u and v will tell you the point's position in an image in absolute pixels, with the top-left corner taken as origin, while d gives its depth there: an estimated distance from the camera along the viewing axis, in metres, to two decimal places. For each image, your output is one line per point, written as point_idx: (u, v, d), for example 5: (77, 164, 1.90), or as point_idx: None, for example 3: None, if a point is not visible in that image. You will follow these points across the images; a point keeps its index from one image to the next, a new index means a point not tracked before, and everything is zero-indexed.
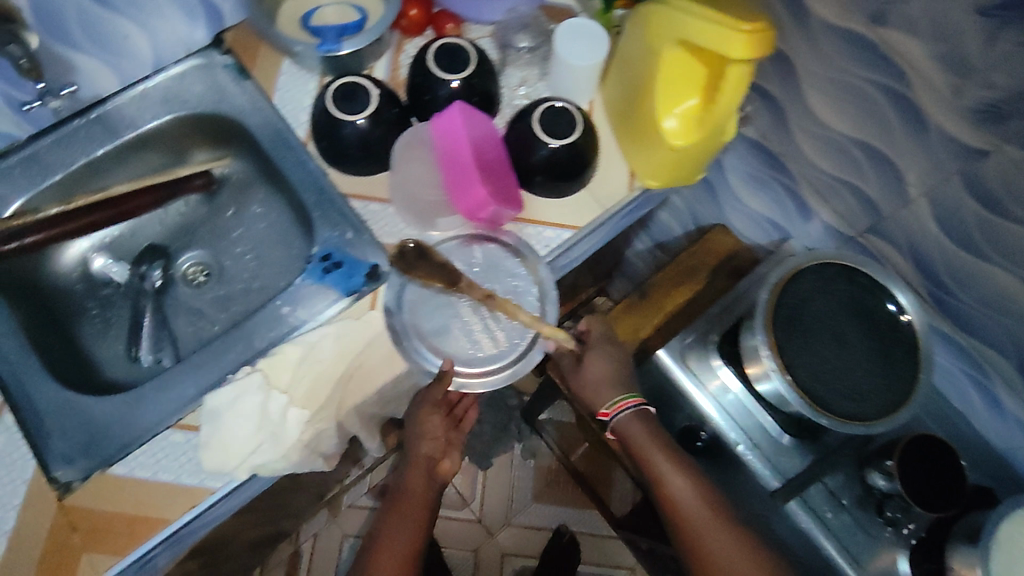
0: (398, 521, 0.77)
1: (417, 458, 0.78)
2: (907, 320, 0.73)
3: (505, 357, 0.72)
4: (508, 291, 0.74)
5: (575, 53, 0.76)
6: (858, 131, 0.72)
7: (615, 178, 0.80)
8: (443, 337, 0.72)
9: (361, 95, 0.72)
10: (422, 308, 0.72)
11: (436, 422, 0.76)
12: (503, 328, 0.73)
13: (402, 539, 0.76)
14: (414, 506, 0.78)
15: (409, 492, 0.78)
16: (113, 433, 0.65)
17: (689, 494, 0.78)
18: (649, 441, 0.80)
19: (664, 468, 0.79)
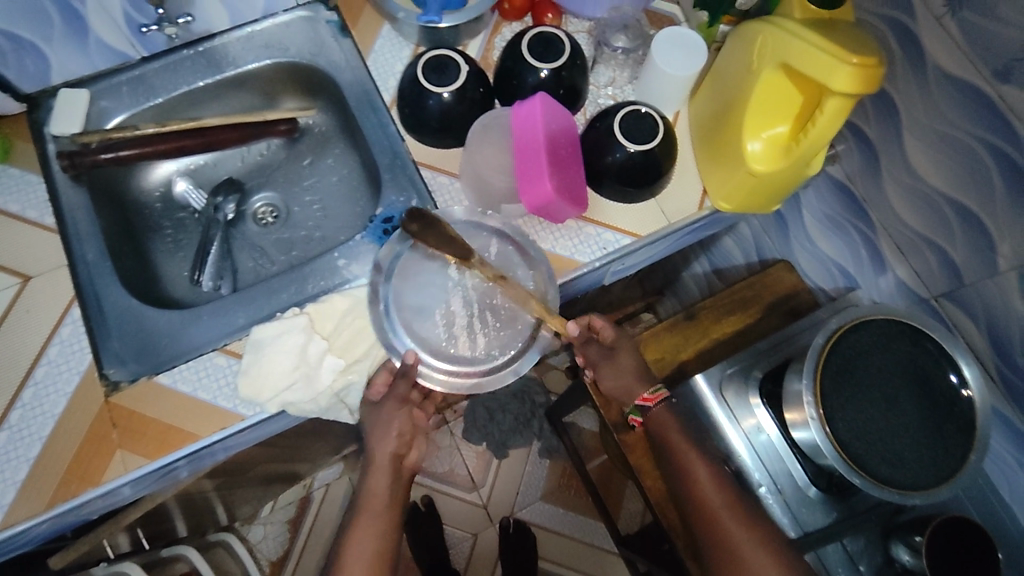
0: (365, 526, 0.72)
1: (379, 461, 0.72)
2: (967, 395, 0.69)
3: (477, 364, 0.69)
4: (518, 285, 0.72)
5: (672, 62, 0.75)
6: (955, 190, 0.69)
7: (686, 194, 0.78)
8: (428, 322, 0.70)
9: (452, 70, 0.74)
10: (413, 283, 0.71)
11: (403, 418, 0.72)
12: (489, 332, 0.70)
13: (369, 540, 0.72)
14: (379, 509, 0.73)
15: (369, 493, 0.73)
16: (166, 344, 0.69)
17: (713, 488, 0.76)
18: (678, 439, 0.79)
19: (688, 463, 0.77)
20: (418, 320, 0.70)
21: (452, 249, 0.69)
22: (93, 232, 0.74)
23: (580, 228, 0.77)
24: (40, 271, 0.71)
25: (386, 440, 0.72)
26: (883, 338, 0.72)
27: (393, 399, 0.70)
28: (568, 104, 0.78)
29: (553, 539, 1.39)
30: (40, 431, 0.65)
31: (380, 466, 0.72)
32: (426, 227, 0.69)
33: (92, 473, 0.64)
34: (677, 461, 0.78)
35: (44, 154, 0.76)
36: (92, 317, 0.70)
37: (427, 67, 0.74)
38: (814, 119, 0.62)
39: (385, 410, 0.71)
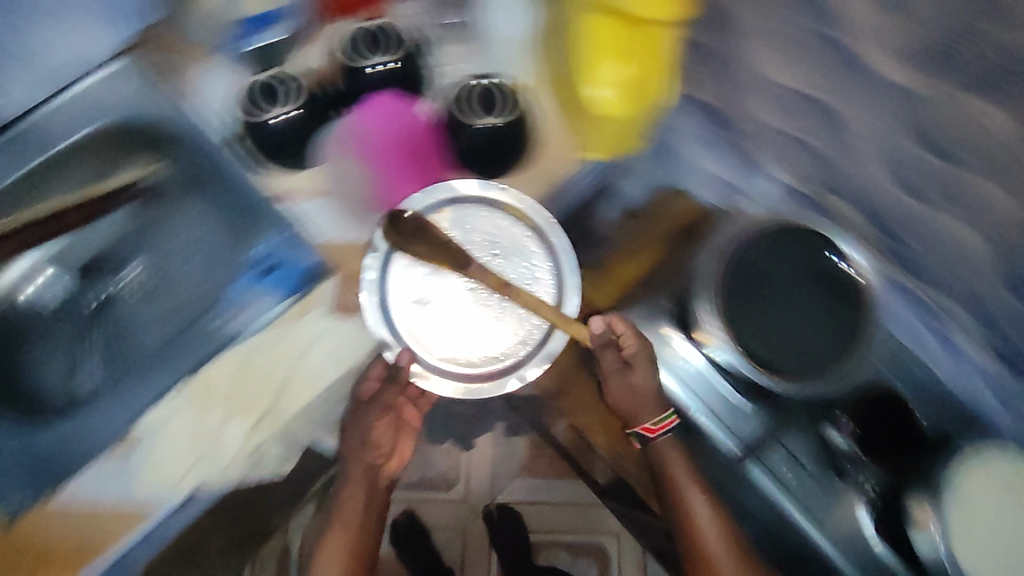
0: (341, 526, 0.84)
1: (357, 470, 0.83)
2: (852, 271, 0.76)
3: (481, 367, 0.75)
4: (523, 277, 0.77)
5: (506, 25, 0.77)
6: (802, 83, 0.69)
7: (555, 151, 0.78)
8: (430, 320, 0.75)
9: (287, 86, 0.71)
10: (405, 279, 0.75)
11: (384, 423, 0.81)
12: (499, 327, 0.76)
13: (348, 535, 0.84)
14: (352, 513, 0.84)
15: (347, 493, 0.83)
16: (63, 460, 0.71)
17: (705, 505, 0.82)
18: (679, 459, 0.83)
19: (683, 480, 0.82)
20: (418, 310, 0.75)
21: (447, 256, 0.74)
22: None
23: (456, 215, 0.77)
24: None
25: (360, 449, 0.82)
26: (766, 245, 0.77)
27: (384, 400, 0.77)
28: (408, 93, 0.75)
29: (538, 510, 1.40)
30: None
31: (356, 471, 0.83)
32: (412, 234, 0.73)
33: None
34: (672, 480, 0.82)
35: None
36: None
37: (261, 92, 0.72)
38: (645, 50, 0.68)
39: (368, 413, 0.79)
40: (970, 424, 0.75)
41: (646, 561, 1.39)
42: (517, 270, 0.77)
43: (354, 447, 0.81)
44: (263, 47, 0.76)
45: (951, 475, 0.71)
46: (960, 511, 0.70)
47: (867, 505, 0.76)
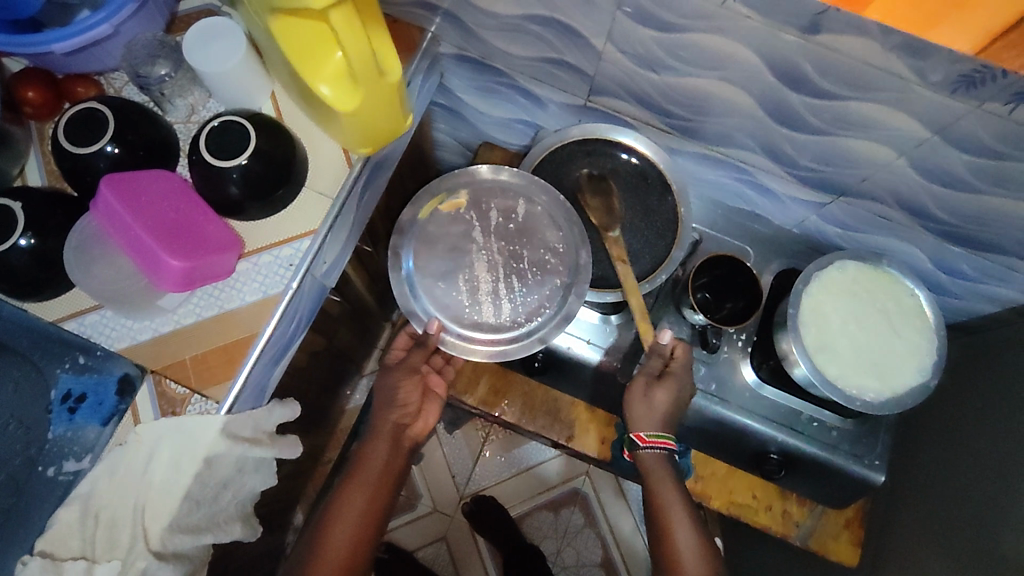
0: (359, 489, 0.79)
1: (384, 427, 0.83)
2: (639, 160, 0.80)
3: (507, 331, 0.75)
4: (542, 247, 0.79)
5: (209, 62, 0.66)
6: (523, 9, 0.67)
7: (329, 160, 0.72)
8: (453, 286, 0.77)
9: (16, 211, 0.62)
10: (428, 251, 0.78)
11: (411, 386, 0.85)
12: (515, 297, 0.77)
13: (359, 509, 0.78)
14: (371, 476, 0.81)
15: (364, 466, 0.80)
16: None
17: (678, 502, 0.74)
18: (663, 464, 0.76)
19: (659, 479, 0.75)
20: (443, 288, 0.77)
21: (602, 216, 0.78)
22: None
23: (257, 265, 0.69)
24: None
25: (389, 408, 0.84)
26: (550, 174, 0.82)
27: (406, 364, 0.83)
28: (153, 163, 0.67)
29: (508, 485, 1.39)
30: None
31: (382, 427, 0.83)
32: (595, 190, 0.79)
33: None
34: (652, 479, 0.76)
35: None
36: None
37: None
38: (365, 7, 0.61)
39: (396, 375, 0.85)
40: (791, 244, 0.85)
41: (621, 482, 1.40)
42: (530, 244, 0.79)
43: (386, 404, 0.84)
44: None
45: (806, 306, 0.74)
46: (820, 335, 0.73)
47: (749, 357, 0.81)
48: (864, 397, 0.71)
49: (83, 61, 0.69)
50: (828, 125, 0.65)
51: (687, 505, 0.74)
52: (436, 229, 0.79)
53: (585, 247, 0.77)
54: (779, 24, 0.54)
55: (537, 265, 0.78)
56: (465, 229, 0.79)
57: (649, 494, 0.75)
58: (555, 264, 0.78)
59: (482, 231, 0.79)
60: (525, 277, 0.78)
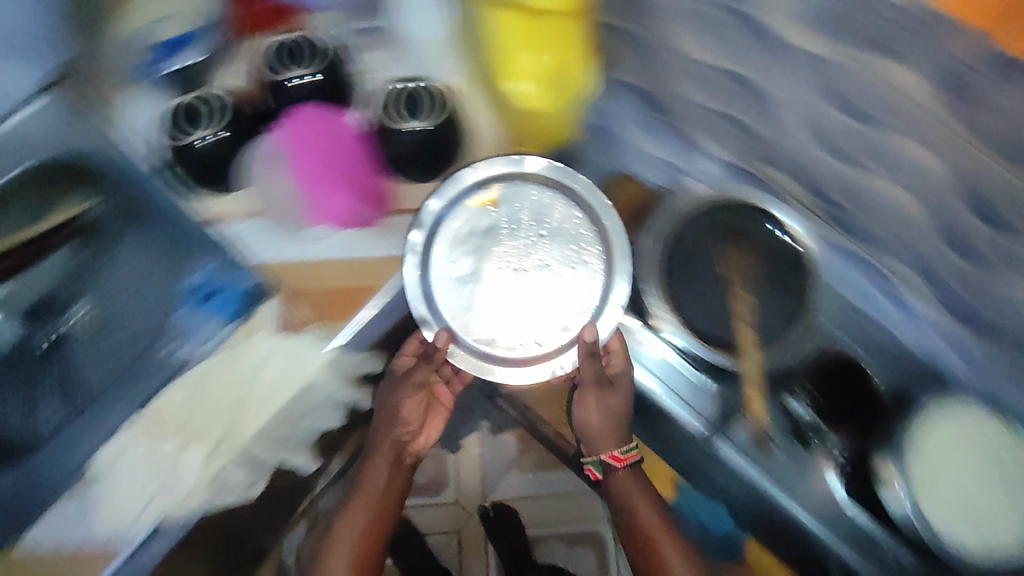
0: (360, 502, 0.84)
1: (384, 443, 0.83)
2: (782, 236, 0.81)
3: (533, 351, 0.75)
4: (570, 258, 0.76)
5: (417, 30, 0.77)
6: (724, 61, 0.68)
7: (488, 149, 0.79)
8: (470, 293, 0.75)
9: (205, 110, 0.72)
10: (455, 244, 0.75)
11: (416, 396, 0.82)
12: (540, 311, 0.75)
13: (363, 521, 0.84)
14: (373, 492, 0.84)
15: (366, 484, 0.84)
16: (39, 495, 0.73)
17: (659, 526, 0.86)
18: (630, 477, 0.87)
19: (638, 508, 0.86)
20: (465, 293, 0.75)
21: (744, 271, 0.82)
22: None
23: (394, 228, 0.77)
24: None
25: (390, 427, 0.83)
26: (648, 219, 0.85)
27: (411, 381, 0.80)
28: (337, 103, 0.75)
29: (534, 502, 1.38)
30: None
31: (382, 442, 0.83)
32: (734, 248, 0.82)
33: None
34: (622, 491, 0.87)
35: None
36: None
37: (182, 116, 0.72)
38: (563, 39, 0.70)
39: (389, 399, 0.81)
40: (930, 374, 0.76)
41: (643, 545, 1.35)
42: (564, 254, 0.76)
43: (387, 423, 0.82)
44: (177, 69, 0.77)
45: (915, 428, 0.75)
46: (926, 459, 0.74)
47: (838, 471, 0.78)
48: (950, 531, 0.72)
49: None
50: (999, 260, 0.62)
51: (667, 530, 0.86)
52: (455, 223, 0.75)
53: (628, 264, 0.75)
54: (974, 143, 0.58)
55: (566, 278, 0.76)
56: (489, 229, 0.76)
57: (621, 510, 0.88)
58: (584, 276, 0.76)
59: (505, 233, 0.76)
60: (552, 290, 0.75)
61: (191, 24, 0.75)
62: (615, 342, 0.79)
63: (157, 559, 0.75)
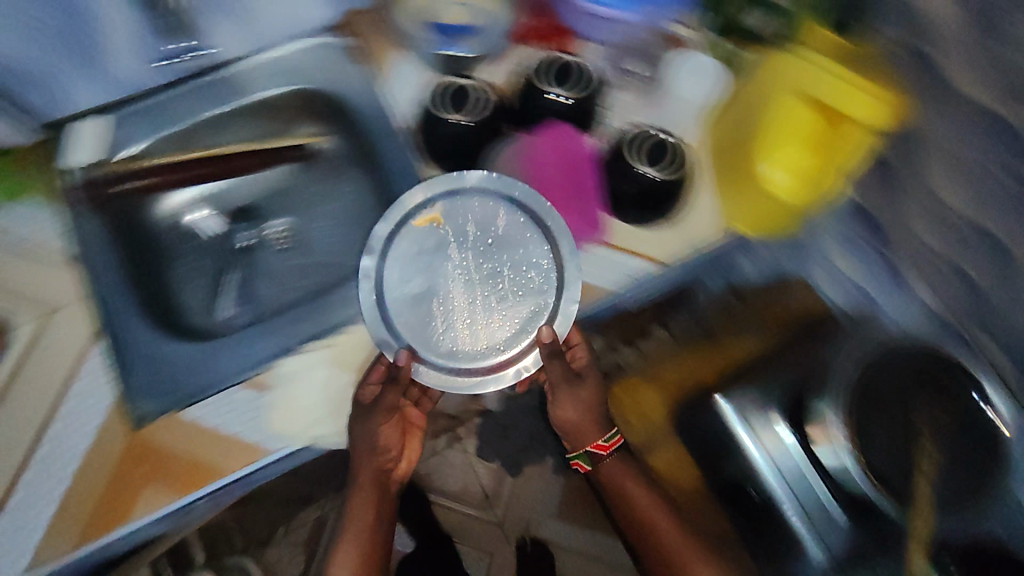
0: (360, 493, 0.84)
1: (362, 471, 0.83)
2: (985, 407, 0.76)
3: (491, 354, 0.72)
4: (519, 265, 0.74)
5: (685, 88, 0.80)
6: (976, 213, 0.67)
7: (705, 216, 0.78)
8: (415, 312, 0.73)
9: (470, 96, 0.77)
10: (410, 263, 0.74)
11: (379, 422, 0.78)
12: (498, 328, 0.73)
13: (364, 528, 0.84)
14: (367, 489, 0.84)
15: (363, 485, 0.84)
16: (193, 377, 0.74)
17: (669, 519, 0.82)
18: (621, 467, 0.83)
19: (634, 490, 0.83)
20: (441, 325, 0.73)
21: (931, 429, 0.77)
22: (120, 282, 0.77)
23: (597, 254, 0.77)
24: (62, 302, 0.75)
25: (369, 457, 0.82)
26: (761, 326, 0.85)
27: (384, 406, 0.75)
28: (579, 127, 0.79)
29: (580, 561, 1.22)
30: (64, 471, 0.69)
31: (365, 470, 0.82)
32: (930, 402, 0.77)
33: (121, 511, 0.68)
34: (616, 485, 0.84)
35: (59, 185, 0.78)
36: (116, 349, 0.73)
37: (449, 95, 0.77)
38: (843, 144, 0.70)
39: (370, 421, 0.76)
40: None
41: None
42: (512, 259, 0.74)
43: (367, 453, 0.81)
44: (455, 53, 0.82)
45: None
46: None
47: None
48: None
49: (577, 20, 0.82)
50: None
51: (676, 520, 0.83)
52: (405, 250, 0.74)
53: (575, 262, 0.73)
54: None
55: (517, 290, 0.73)
56: (438, 246, 0.74)
57: (626, 511, 0.84)
58: (542, 284, 0.74)
59: (458, 246, 0.74)
60: (506, 300, 0.73)
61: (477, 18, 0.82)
62: (576, 337, 0.77)
63: (264, 480, 0.75)
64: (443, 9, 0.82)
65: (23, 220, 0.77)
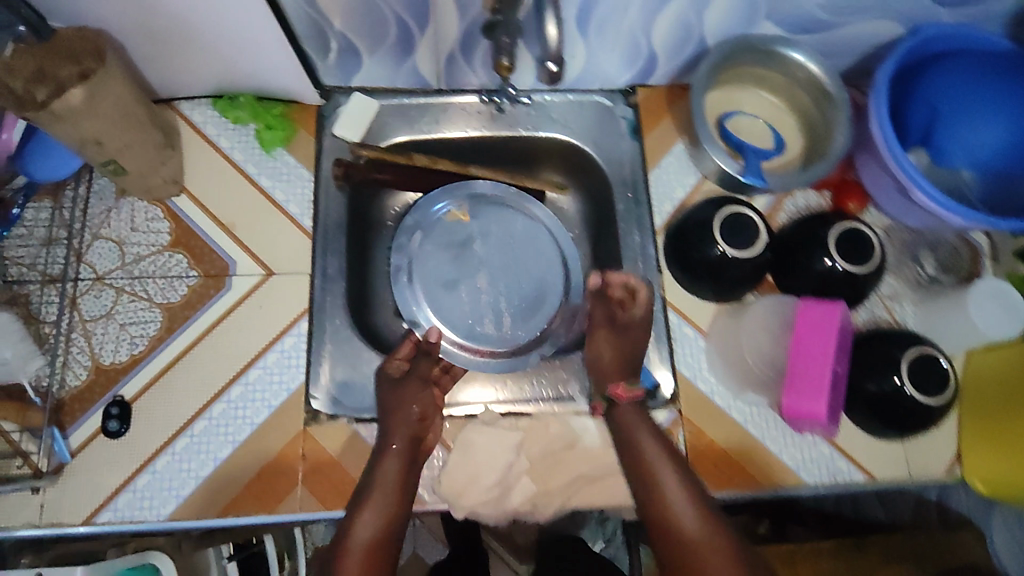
0: (380, 493, 0.63)
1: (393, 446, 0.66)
2: None
3: (511, 339, 0.79)
4: (485, 240, 0.83)
5: (989, 322, 0.71)
6: None
7: (939, 453, 0.73)
8: (443, 295, 0.80)
9: (751, 235, 0.72)
10: (432, 244, 0.82)
11: (425, 396, 0.71)
12: (514, 319, 0.81)
13: (377, 521, 0.63)
14: (388, 488, 0.64)
15: (379, 487, 0.64)
16: (368, 391, 0.73)
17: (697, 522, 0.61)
18: (623, 416, 0.69)
19: (652, 457, 0.65)
20: (439, 299, 0.80)
21: None
22: (339, 269, 0.76)
23: (816, 444, 0.72)
24: (283, 270, 0.75)
25: (408, 421, 0.68)
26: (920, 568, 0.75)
27: (416, 376, 0.71)
28: (850, 302, 0.74)
29: None
30: (236, 435, 0.70)
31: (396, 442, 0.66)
32: None
33: (273, 497, 0.69)
34: (628, 442, 0.67)
35: (319, 149, 0.78)
36: (315, 336, 0.74)
37: (725, 221, 0.73)
38: None
39: (407, 389, 0.70)
40: None
41: None
42: (498, 251, 0.83)
43: (398, 420, 0.67)
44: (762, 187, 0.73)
45: None
46: None
47: None
48: None
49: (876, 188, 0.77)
50: None
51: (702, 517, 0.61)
52: (435, 232, 0.82)
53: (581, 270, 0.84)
54: None
55: (509, 280, 0.82)
56: (465, 241, 0.83)
57: (647, 495, 0.63)
58: (551, 282, 0.83)
59: (480, 242, 0.83)
60: (520, 296, 0.82)
61: (767, 142, 0.79)
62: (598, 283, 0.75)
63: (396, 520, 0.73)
64: (748, 119, 0.80)
65: (275, 176, 0.77)
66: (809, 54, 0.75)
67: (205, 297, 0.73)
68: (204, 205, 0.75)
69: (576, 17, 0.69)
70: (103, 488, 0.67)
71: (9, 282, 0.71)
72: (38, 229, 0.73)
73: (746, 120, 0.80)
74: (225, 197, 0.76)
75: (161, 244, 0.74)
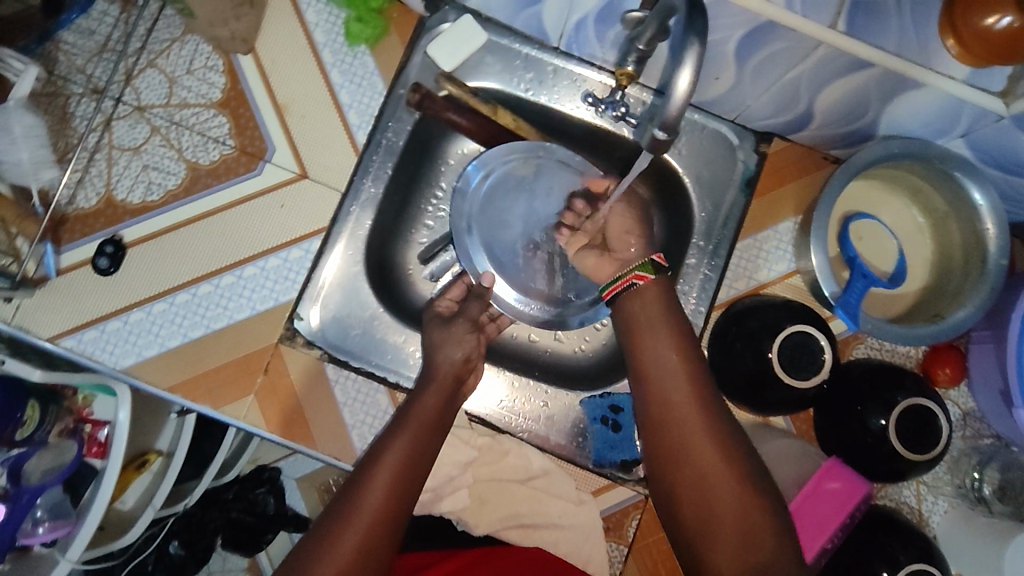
0: (410, 434, 0.57)
1: (439, 376, 0.61)
2: None
3: (554, 299, 0.74)
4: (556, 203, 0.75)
5: None
6: None
7: None
8: (499, 248, 0.74)
9: (819, 358, 0.63)
10: (501, 195, 0.74)
11: (473, 343, 0.65)
12: (567, 281, 0.75)
13: (406, 447, 0.56)
14: (421, 424, 0.58)
15: (414, 416, 0.59)
16: (353, 335, 0.69)
17: (711, 442, 0.52)
18: (639, 303, 0.59)
19: (658, 367, 0.56)
20: (497, 252, 0.74)
21: None
22: (374, 197, 0.69)
23: None
24: (320, 178, 0.70)
25: (452, 356, 0.63)
26: None
27: (465, 318, 0.66)
28: (880, 475, 0.64)
29: None
30: (212, 322, 0.68)
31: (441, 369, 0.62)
32: None
33: (227, 395, 0.67)
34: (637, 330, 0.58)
35: (406, 64, 0.70)
36: (322, 257, 0.69)
37: (789, 337, 0.63)
38: None
39: (455, 329, 0.65)
40: None
41: None
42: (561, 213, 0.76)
43: (447, 348, 0.63)
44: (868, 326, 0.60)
45: None
46: None
47: None
48: None
49: (976, 365, 0.67)
50: None
51: (713, 445, 0.52)
52: (512, 184, 0.74)
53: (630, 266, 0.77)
54: None
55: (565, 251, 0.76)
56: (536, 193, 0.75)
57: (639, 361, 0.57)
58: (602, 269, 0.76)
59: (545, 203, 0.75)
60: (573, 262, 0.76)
61: (885, 265, 0.68)
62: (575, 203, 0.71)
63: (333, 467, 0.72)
64: (879, 229, 0.69)
65: (348, 73, 0.70)
66: (990, 198, 0.60)
67: (232, 172, 0.69)
68: (266, 75, 0.69)
69: (734, 43, 0.56)
70: (70, 319, 0.67)
71: (52, 75, 0.68)
72: (100, 30, 0.69)
73: (876, 229, 0.69)
74: (291, 76, 0.69)
75: (210, 99, 0.69)
